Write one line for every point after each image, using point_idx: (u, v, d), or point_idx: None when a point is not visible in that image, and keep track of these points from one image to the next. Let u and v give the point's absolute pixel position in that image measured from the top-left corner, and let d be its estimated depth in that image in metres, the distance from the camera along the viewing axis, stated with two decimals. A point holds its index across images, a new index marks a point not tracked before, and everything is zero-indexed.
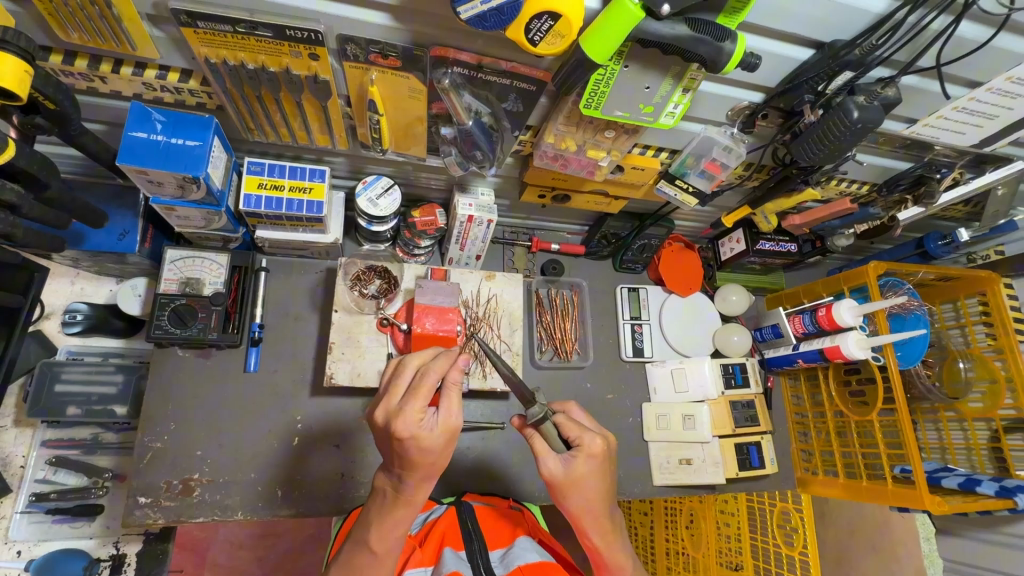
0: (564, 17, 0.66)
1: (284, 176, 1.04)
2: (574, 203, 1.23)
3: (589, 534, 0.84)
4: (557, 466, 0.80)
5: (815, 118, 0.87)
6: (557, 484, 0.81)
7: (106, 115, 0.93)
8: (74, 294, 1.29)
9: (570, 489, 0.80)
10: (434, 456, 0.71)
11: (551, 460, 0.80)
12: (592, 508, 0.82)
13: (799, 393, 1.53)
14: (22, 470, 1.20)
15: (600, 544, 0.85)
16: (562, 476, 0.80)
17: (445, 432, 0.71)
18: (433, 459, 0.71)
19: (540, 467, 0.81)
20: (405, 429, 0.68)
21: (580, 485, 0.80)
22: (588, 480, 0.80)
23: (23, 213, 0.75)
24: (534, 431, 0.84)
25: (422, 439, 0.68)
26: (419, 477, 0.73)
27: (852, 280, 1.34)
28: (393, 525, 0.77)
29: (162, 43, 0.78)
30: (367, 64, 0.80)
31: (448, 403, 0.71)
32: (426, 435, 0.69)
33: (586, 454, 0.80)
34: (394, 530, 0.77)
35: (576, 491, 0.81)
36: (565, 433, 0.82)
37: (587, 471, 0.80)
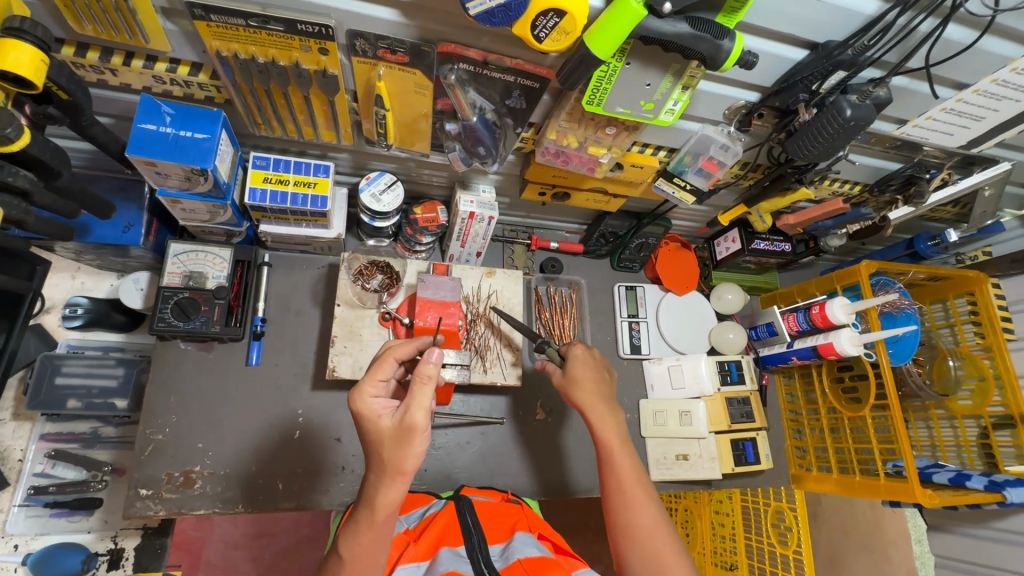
0: (569, 14, 0.68)
1: (289, 171, 1.06)
2: (574, 200, 1.25)
3: (593, 421, 0.97)
4: (561, 374, 1.02)
5: (809, 117, 0.89)
6: (563, 388, 1.02)
7: (115, 108, 0.94)
8: (75, 288, 1.29)
9: (573, 386, 1.00)
10: (382, 448, 0.77)
11: (556, 371, 1.04)
12: (592, 389, 0.99)
13: (793, 391, 1.56)
14: (21, 464, 1.20)
15: (603, 428, 0.97)
16: (562, 378, 1.02)
17: (397, 423, 0.77)
18: (385, 454, 0.77)
19: (551, 381, 1.05)
20: (356, 406, 0.80)
21: (579, 381, 0.99)
22: (578, 374, 1.00)
23: (34, 201, 0.76)
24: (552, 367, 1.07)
25: (368, 419, 0.78)
26: (375, 475, 0.78)
27: (845, 279, 1.37)
28: (356, 534, 0.79)
29: (174, 36, 0.79)
30: (375, 59, 0.82)
31: (409, 398, 0.77)
32: (375, 417, 0.78)
33: (577, 353, 1.03)
34: (361, 536, 0.79)
35: (577, 387, 1.00)
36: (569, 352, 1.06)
37: (581, 365, 1.01)
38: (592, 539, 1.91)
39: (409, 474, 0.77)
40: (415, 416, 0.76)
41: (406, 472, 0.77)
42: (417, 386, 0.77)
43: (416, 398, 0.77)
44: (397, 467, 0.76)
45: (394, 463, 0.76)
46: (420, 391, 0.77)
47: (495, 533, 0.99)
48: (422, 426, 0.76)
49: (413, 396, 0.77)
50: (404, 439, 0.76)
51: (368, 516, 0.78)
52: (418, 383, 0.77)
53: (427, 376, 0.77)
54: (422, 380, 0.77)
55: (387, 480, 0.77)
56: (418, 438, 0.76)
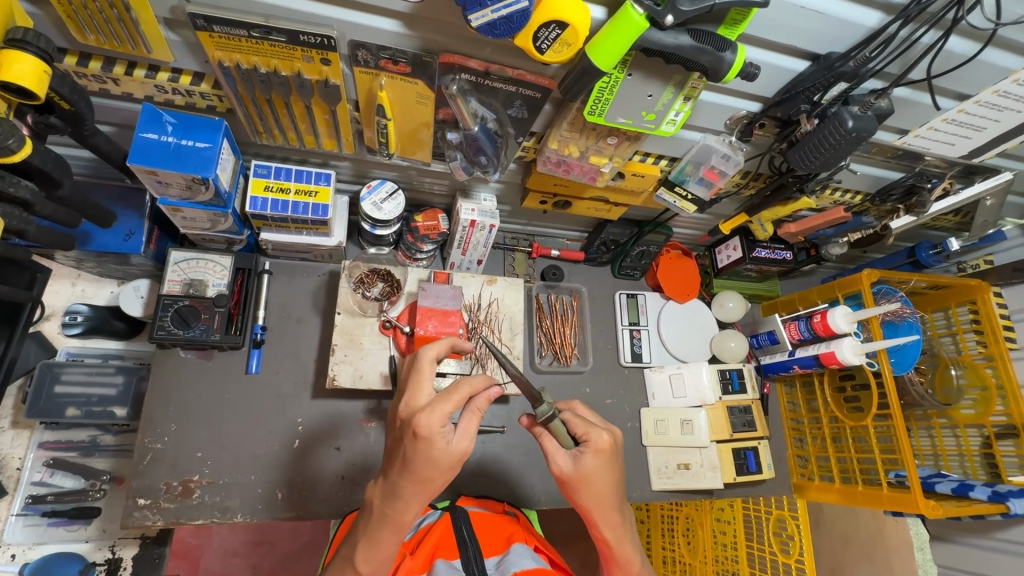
0: (570, 26, 0.68)
1: (290, 179, 1.05)
2: (574, 209, 1.25)
3: (600, 526, 0.88)
4: (567, 463, 0.84)
5: (811, 127, 0.89)
6: (568, 479, 0.85)
7: (118, 117, 0.95)
8: (75, 295, 1.29)
9: (581, 487, 0.84)
10: (434, 470, 0.74)
11: (563, 458, 0.84)
12: (606, 501, 0.86)
13: (794, 400, 1.55)
14: (18, 472, 1.20)
15: (612, 536, 0.89)
16: (572, 473, 0.84)
17: (454, 450, 0.75)
18: (429, 474, 0.75)
19: (552, 463, 0.85)
20: (420, 426, 0.73)
21: (589, 480, 0.84)
22: (592, 479, 0.84)
23: (36, 210, 0.76)
24: (543, 431, 0.88)
25: (432, 442, 0.73)
26: (405, 482, 0.76)
27: (847, 287, 1.36)
28: (376, 546, 0.78)
29: (177, 47, 0.79)
30: (377, 70, 0.82)
31: (464, 424, 0.76)
32: (440, 441, 0.73)
33: (593, 450, 0.84)
34: (381, 548, 0.78)
35: (585, 487, 0.84)
36: (574, 430, 0.86)
37: (594, 468, 0.83)
38: (593, 547, 1.90)
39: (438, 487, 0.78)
40: (469, 443, 0.76)
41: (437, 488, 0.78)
42: (469, 413, 0.78)
43: (472, 426, 0.77)
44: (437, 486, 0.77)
45: (435, 482, 0.76)
46: (471, 418, 0.78)
47: (490, 546, 0.98)
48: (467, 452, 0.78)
49: (468, 423, 0.77)
50: (454, 463, 0.76)
51: (390, 518, 0.78)
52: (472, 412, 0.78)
53: (479, 406, 0.79)
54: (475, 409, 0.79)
55: (418, 486, 0.75)
56: (460, 464, 0.77)
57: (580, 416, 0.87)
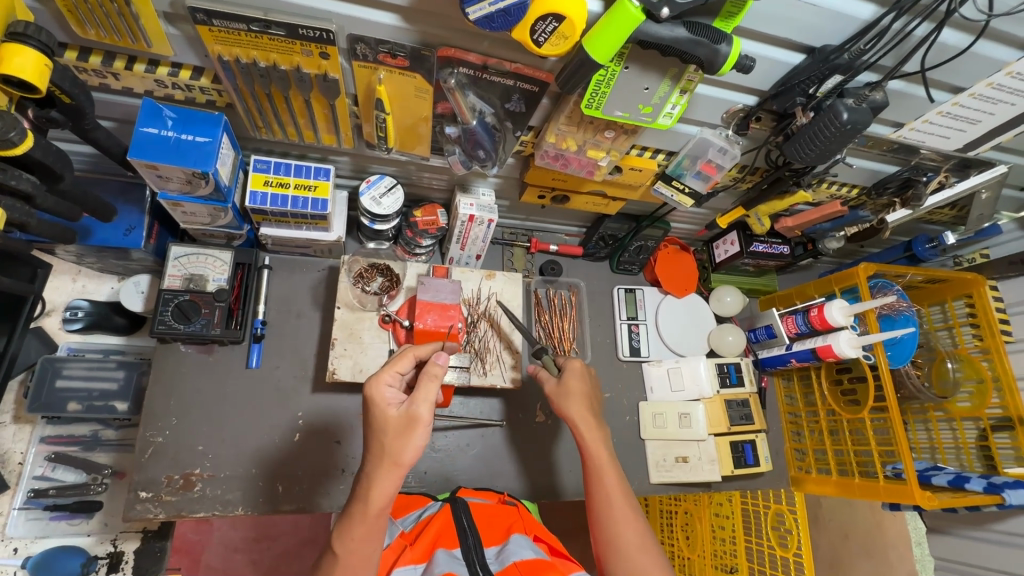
0: (568, 18, 0.68)
1: (290, 174, 1.06)
2: (573, 203, 1.26)
3: (579, 424, 0.99)
4: (554, 381, 1.05)
5: (807, 121, 0.90)
6: (555, 398, 1.03)
7: (118, 112, 0.95)
8: (76, 291, 1.30)
9: (565, 393, 1.02)
10: (384, 435, 0.79)
11: (550, 379, 1.06)
12: (583, 404, 1.01)
13: (792, 393, 1.55)
14: (20, 467, 1.20)
15: (587, 431, 0.99)
16: (557, 389, 1.04)
17: (402, 413, 0.80)
18: (387, 443, 0.79)
19: (544, 389, 1.06)
20: (369, 390, 0.82)
21: (572, 389, 1.02)
22: (570, 389, 1.02)
23: (37, 204, 0.77)
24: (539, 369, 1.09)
25: (376, 405, 0.80)
26: (372, 463, 0.79)
27: (843, 281, 1.37)
28: (350, 529, 0.79)
29: (177, 41, 0.80)
30: (376, 64, 0.83)
31: (414, 390, 0.81)
32: (384, 404, 0.80)
33: (572, 367, 1.05)
34: (355, 531, 0.79)
35: (569, 394, 1.02)
36: (558, 362, 1.10)
37: (573, 378, 1.03)
38: (592, 543, 1.91)
39: (405, 465, 0.79)
40: (419, 408, 0.80)
41: (403, 464, 0.79)
42: (425, 381, 0.82)
43: (422, 391, 0.81)
44: (397, 457, 0.78)
45: (395, 452, 0.78)
46: (425, 386, 0.82)
47: (491, 536, 0.99)
48: (425, 419, 0.80)
49: (419, 390, 0.81)
50: (406, 427, 0.79)
51: (361, 509, 0.79)
52: (427, 378, 0.82)
53: (433, 373, 0.83)
54: (431, 376, 0.83)
55: (382, 468, 0.78)
56: (420, 432, 0.79)
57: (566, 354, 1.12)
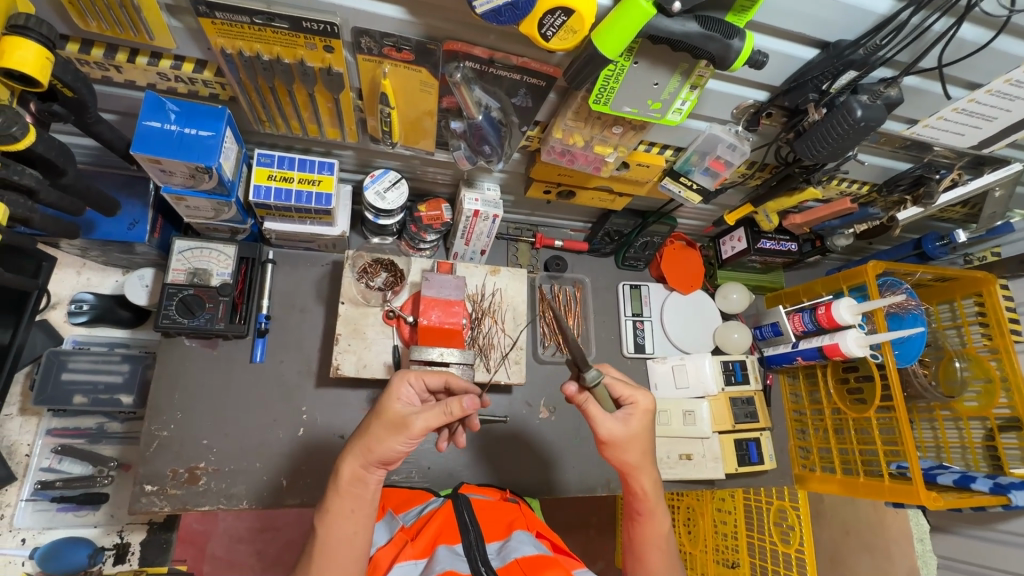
0: (576, 13, 0.67)
1: (294, 168, 1.05)
2: (578, 199, 1.24)
3: (641, 480, 0.92)
4: (616, 425, 0.89)
5: (819, 117, 0.88)
6: (615, 441, 0.89)
7: (120, 105, 0.94)
8: (81, 284, 1.30)
9: (629, 445, 0.90)
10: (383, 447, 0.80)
11: (610, 422, 0.89)
12: (644, 461, 0.92)
13: (797, 391, 1.54)
14: (27, 459, 1.21)
15: (649, 490, 0.93)
16: (622, 433, 0.89)
17: (404, 414, 0.80)
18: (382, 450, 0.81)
19: (600, 432, 0.89)
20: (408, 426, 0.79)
21: (635, 439, 0.90)
22: (635, 443, 0.90)
23: (40, 198, 0.76)
24: (588, 397, 0.89)
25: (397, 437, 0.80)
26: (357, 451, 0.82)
27: (852, 279, 1.35)
28: (333, 521, 0.79)
29: (179, 34, 0.79)
30: (381, 57, 0.82)
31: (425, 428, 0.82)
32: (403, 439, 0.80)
33: (640, 411, 0.91)
34: (339, 519, 0.79)
35: (632, 446, 0.90)
36: (618, 393, 0.92)
37: (640, 426, 0.91)
38: (594, 537, 1.92)
39: (374, 456, 0.80)
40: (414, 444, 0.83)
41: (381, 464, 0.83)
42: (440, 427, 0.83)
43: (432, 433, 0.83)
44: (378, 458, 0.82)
45: (373, 439, 0.80)
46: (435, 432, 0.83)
47: (492, 532, 0.98)
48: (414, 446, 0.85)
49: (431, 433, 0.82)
50: (399, 428, 0.79)
51: (335, 483, 0.81)
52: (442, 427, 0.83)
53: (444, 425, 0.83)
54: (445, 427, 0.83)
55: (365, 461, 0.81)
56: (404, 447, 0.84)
57: (624, 380, 0.93)
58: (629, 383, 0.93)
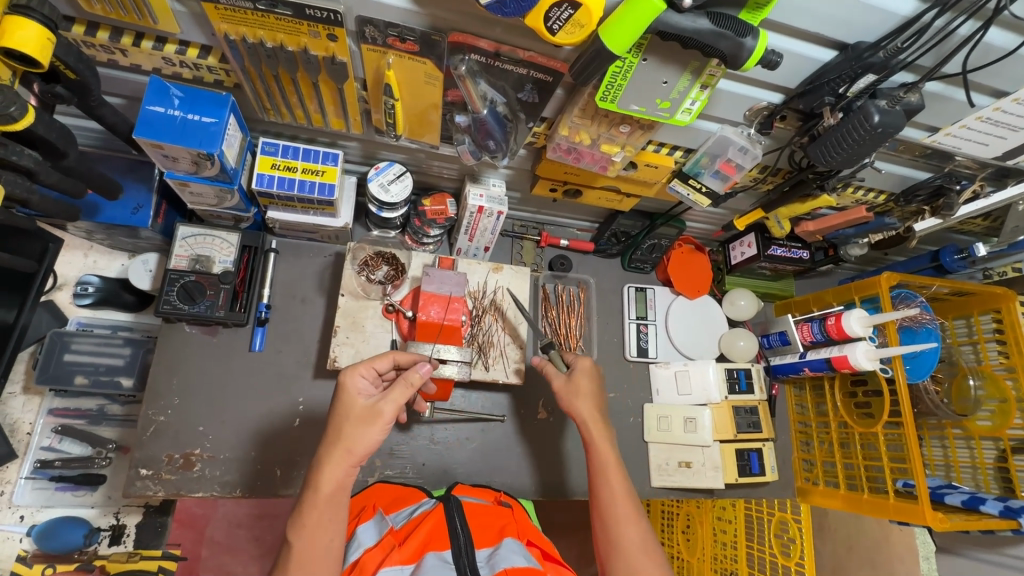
0: (584, 6, 0.65)
1: (297, 158, 1.05)
2: (585, 198, 1.22)
3: (580, 412, 1.01)
4: (562, 378, 1.05)
5: (834, 121, 0.85)
6: (564, 391, 1.04)
7: (127, 89, 0.94)
8: (87, 266, 1.31)
9: (573, 392, 1.03)
10: (345, 423, 0.83)
11: (558, 376, 1.05)
12: (585, 402, 1.01)
13: (803, 402, 1.51)
14: (29, 437, 1.23)
15: (590, 424, 0.99)
16: (565, 385, 1.04)
17: (369, 404, 0.84)
18: (346, 429, 0.83)
19: (552, 385, 1.06)
20: (373, 409, 0.84)
21: (580, 385, 1.03)
22: (575, 391, 1.03)
23: (40, 180, 0.76)
24: (545, 363, 1.09)
25: (348, 401, 0.85)
26: (326, 448, 0.83)
27: (864, 290, 1.32)
28: (300, 522, 0.79)
29: (184, 19, 0.78)
30: (384, 48, 0.80)
31: (389, 391, 0.85)
32: (354, 394, 0.85)
33: (582, 368, 1.05)
34: (306, 519, 0.79)
35: (577, 391, 1.03)
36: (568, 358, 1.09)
37: (582, 376, 1.04)
38: (591, 539, 1.90)
39: (357, 455, 0.82)
40: (385, 406, 0.84)
41: (357, 454, 0.82)
42: (400, 385, 0.86)
43: (394, 392, 0.85)
44: (352, 443, 0.82)
45: (349, 439, 0.82)
46: (400, 389, 0.85)
47: (483, 537, 0.95)
48: (386, 416, 0.83)
49: (391, 391, 0.85)
50: (371, 419, 0.83)
51: (312, 496, 0.80)
52: (402, 383, 0.86)
53: (410, 380, 0.86)
54: (406, 381, 0.86)
55: (336, 452, 0.82)
56: (378, 427, 0.83)
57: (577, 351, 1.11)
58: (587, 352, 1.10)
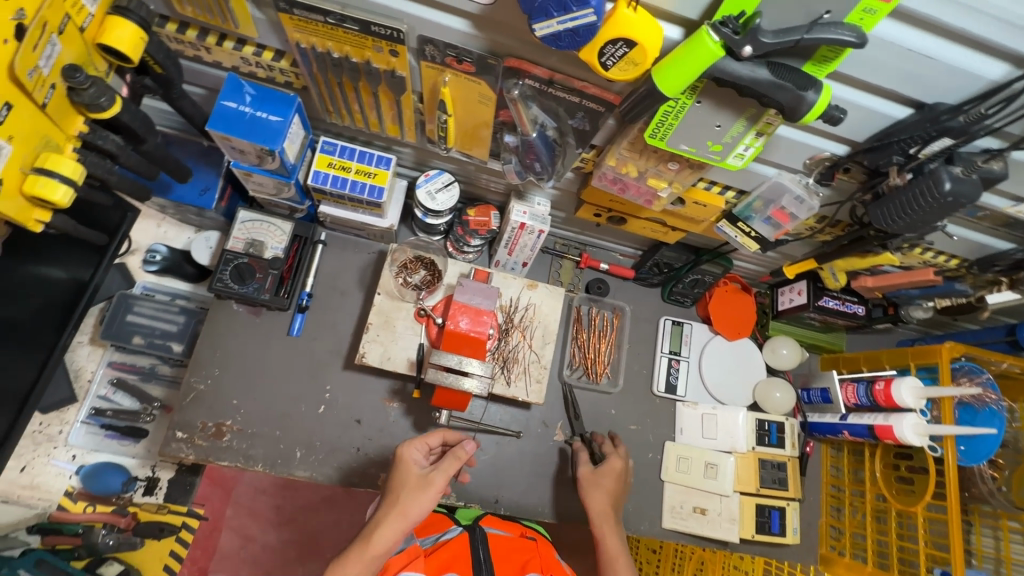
0: (639, 45, 0.65)
1: (353, 159, 1.09)
2: (629, 227, 1.20)
3: (592, 499, 1.10)
4: (590, 468, 1.15)
5: (901, 182, 0.79)
6: (587, 481, 1.13)
7: (208, 82, 1.01)
8: (158, 236, 1.42)
9: (596, 484, 1.12)
10: (402, 489, 0.91)
11: (588, 464, 1.16)
12: (605, 506, 1.09)
13: (839, 465, 1.41)
14: (88, 384, 1.35)
15: (601, 523, 1.07)
16: (590, 476, 1.13)
17: (423, 474, 0.94)
18: (402, 496, 0.91)
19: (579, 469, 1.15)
20: (426, 477, 0.92)
21: (607, 475, 1.13)
22: (603, 483, 1.12)
23: (121, 161, 0.84)
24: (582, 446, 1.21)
25: (405, 465, 0.95)
26: (383, 508, 0.90)
27: (921, 357, 1.22)
28: (344, 565, 0.84)
29: (262, 25, 0.84)
30: (443, 66, 0.82)
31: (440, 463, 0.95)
32: (411, 463, 0.95)
33: (614, 457, 1.16)
34: (349, 567, 0.84)
35: (597, 485, 1.12)
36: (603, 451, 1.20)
37: (612, 465, 1.14)
38: None
39: (409, 520, 0.88)
40: (437, 477, 0.92)
41: (407, 515, 0.88)
42: (452, 459, 0.95)
43: (446, 464, 0.94)
44: (405, 507, 0.89)
45: (405, 503, 0.89)
46: (450, 461, 0.95)
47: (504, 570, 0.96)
48: (437, 485, 0.92)
49: (443, 464, 0.95)
50: (425, 486, 0.92)
51: (360, 549, 0.86)
52: (454, 459, 0.95)
53: (459, 456, 0.96)
54: (458, 458, 0.95)
55: (390, 515, 0.88)
56: (430, 494, 0.91)
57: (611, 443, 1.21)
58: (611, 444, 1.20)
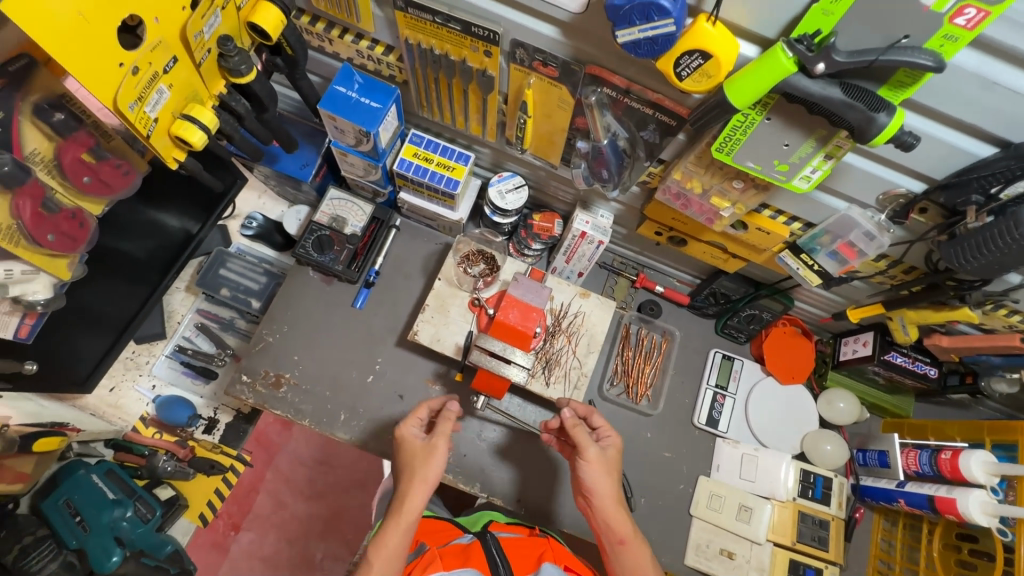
0: (714, 57, 0.69)
1: (436, 152, 1.19)
2: (689, 249, 1.22)
3: (603, 483, 0.97)
4: (595, 449, 0.98)
5: (980, 224, 0.78)
6: (593, 463, 0.97)
7: (325, 71, 1.16)
8: (258, 205, 1.59)
9: (606, 468, 0.98)
10: (414, 460, 0.98)
11: (592, 446, 0.98)
12: (611, 473, 0.99)
13: (890, 539, 1.30)
14: (177, 325, 1.52)
15: (604, 497, 0.97)
16: (596, 456, 0.98)
17: (426, 442, 1.00)
18: (414, 467, 0.97)
19: (582, 450, 0.97)
20: (432, 441, 1.00)
21: (604, 459, 0.99)
22: (603, 466, 0.98)
23: (245, 124, 0.98)
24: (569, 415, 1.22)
25: (406, 441, 1.01)
26: (402, 484, 0.97)
27: (998, 432, 1.13)
28: (380, 545, 0.90)
29: (379, 22, 0.96)
30: (529, 69, 0.90)
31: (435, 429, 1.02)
32: (411, 437, 1.01)
33: (609, 436, 1.03)
34: (385, 545, 0.90)
35: (603, 468, 0.98)
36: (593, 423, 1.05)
37: (612, 443, 1.02)
38: None
39: (430, 485, 0.97)
40: (438, 439, 1.00)
41: (429, 481, 0.96)
42: (443, 421, 1.02)
43: (441, 428, 1.01)
44: (423, 475, 0.97)
45: (422, 473, 0.97)
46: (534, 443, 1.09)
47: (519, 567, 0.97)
48: (441, 447, 0.99)
49: (439, 428, 1.02)
50: (431, 453, 0.99)
51: (392, 522, 0.93)
52: (445, 419, 1.03)
53: (447, 415, 1.03)
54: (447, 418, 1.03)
55: (414, 486, 0.96)
56: (438, 456, 0.99)
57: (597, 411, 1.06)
58: (606, 420, 1.06)
